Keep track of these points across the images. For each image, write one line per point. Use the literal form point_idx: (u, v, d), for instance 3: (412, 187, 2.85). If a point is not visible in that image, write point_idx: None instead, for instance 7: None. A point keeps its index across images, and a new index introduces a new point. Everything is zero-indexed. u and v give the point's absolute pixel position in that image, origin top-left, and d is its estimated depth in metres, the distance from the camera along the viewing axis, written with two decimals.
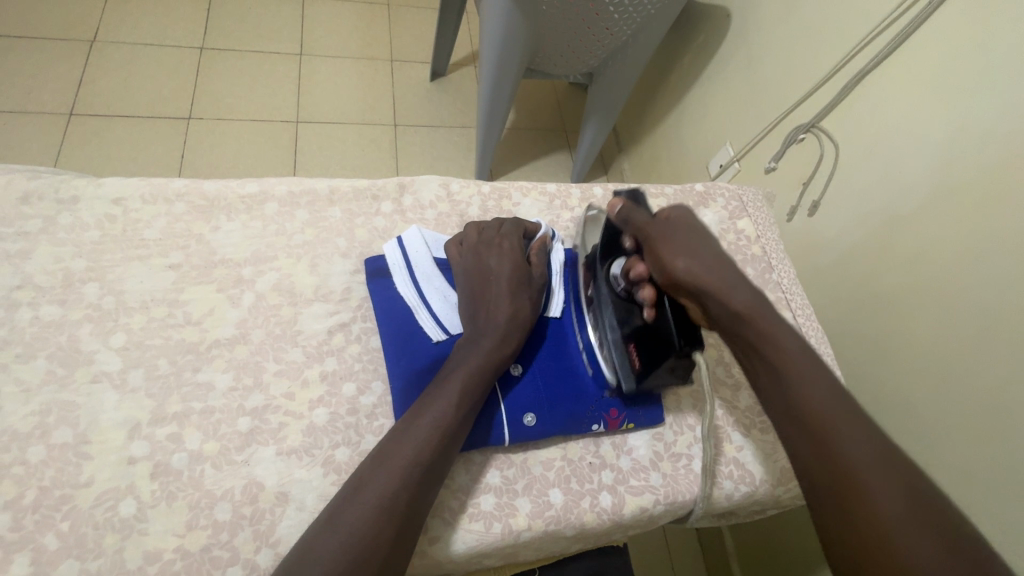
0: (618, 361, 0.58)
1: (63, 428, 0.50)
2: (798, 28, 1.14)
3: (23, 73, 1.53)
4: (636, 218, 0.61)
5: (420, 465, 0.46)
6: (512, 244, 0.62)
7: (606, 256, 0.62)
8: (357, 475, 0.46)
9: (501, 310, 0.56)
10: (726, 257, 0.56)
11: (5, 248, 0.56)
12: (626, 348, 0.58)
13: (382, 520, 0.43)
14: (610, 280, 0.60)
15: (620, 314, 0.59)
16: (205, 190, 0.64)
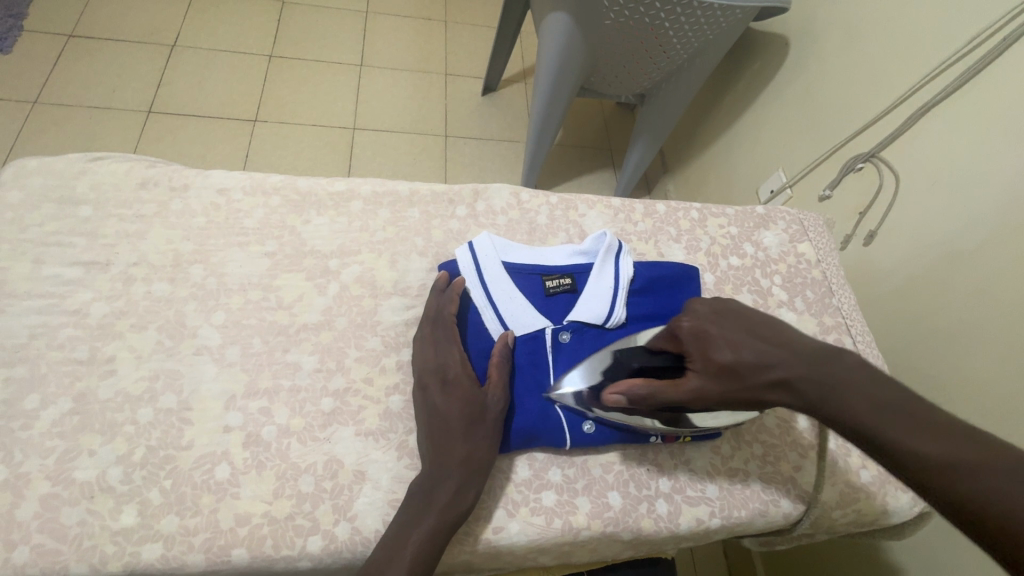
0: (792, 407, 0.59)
1: (168, 394, 0.54)
2: (861, 57, 1.14)
3: (110, 72, 1.65)
4: (657, 392, 0.52)
5: (438, 533, 0.49)
6: (445, 314, 0.60)
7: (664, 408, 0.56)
8: (405, 503, 0.51)
9: (458, 386, 0.55)
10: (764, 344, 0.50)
11: (123, 227, 0.62)
12: None
13: (431, 544, 0.48)
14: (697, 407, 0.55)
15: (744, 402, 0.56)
16: (299, 186, 0.69)
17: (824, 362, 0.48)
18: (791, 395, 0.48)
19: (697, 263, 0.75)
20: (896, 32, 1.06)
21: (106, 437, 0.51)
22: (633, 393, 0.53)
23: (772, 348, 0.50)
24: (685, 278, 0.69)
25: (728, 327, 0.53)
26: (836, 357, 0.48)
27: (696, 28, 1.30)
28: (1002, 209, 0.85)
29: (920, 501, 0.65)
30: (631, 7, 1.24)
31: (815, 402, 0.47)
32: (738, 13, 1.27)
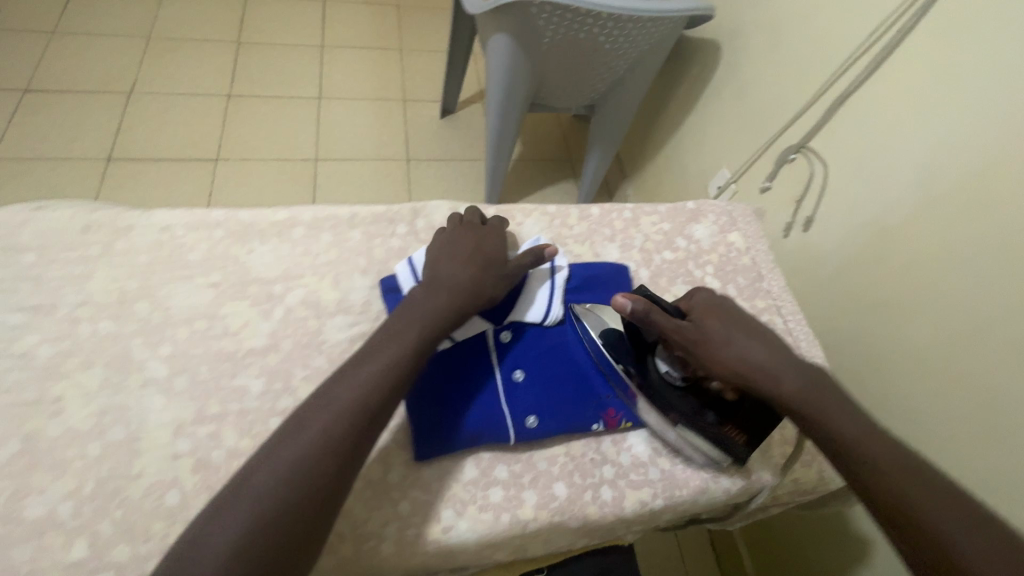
0: (717, 441, 0.60)
1: (117, 427, 0.56)
2: (782, 56, 1.22)
3: (68, 123, 1.67)
4: (655, 317, 0.58)
5: (325, 446, 0.46)
6: (471, 235, 0.67)
7: (641, 355, 0.61)
8: (297, 418, 0.48)
9: (443, 289, 0.59)
10: (771, 346, 0.58)
11: (68, 271, 0.64)
12: (726, 429, 0.59)
13: (319, 457, 0.46)
14: (664, 376, 0.60)
15: (693, 404, 0.59)
16: (241, 218, 0.71)
17: (816, 380, 0.55)
18: (766, 380, 0.55)
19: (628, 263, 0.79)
20: (809, 31, 1.14)
21: (56, 474, 0.53)
22: (638, 311, 0.59)
23: (763, 344, 0.58)
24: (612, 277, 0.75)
25: (735, 319, 0.60)
26: (824, 381, 0.55)
27: (631, 40, 1.37)
28: (917, 188, 0.91)
29: None
30: (566, 24, 1.30)
31: (787, 397, 0.54)
32: (668, 23, 1.34)
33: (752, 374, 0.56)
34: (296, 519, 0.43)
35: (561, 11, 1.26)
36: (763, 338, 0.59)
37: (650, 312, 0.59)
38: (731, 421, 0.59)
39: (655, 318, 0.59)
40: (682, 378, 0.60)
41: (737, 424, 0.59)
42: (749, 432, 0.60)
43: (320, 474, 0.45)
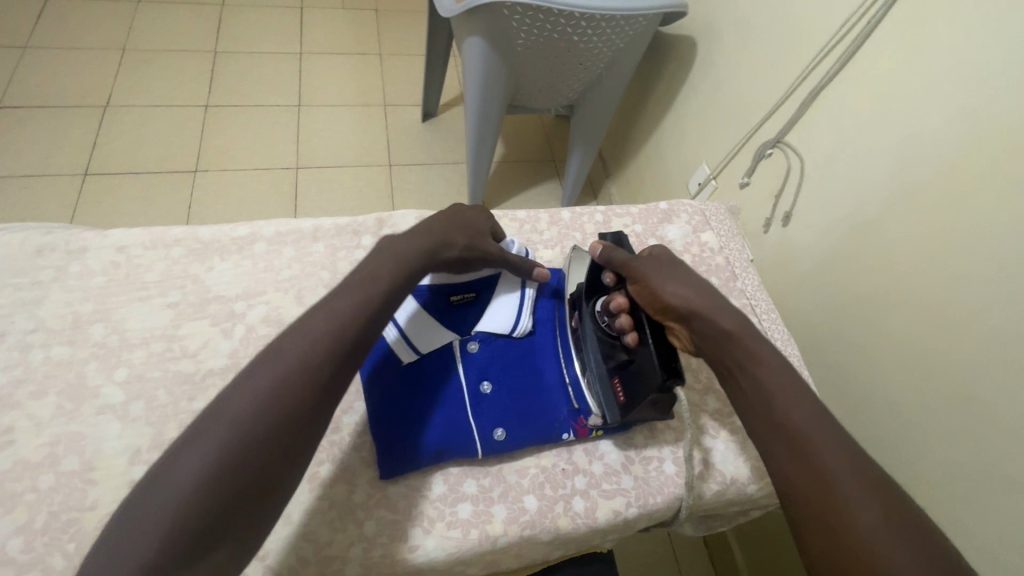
0: (603, 395, 0.61)
1: (71, 456, 0.54)
2: (756, 51, 1.21)
3: (42, 139, 1.65)
4: (618, 255, 0.66)
5: (300, 375, 0.46)
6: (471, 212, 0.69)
7: (589, 295, 0.67)
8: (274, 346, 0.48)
9: (421, 239, 0.61)
10: (712, 291, 0.63)
11: (20, 296, 0.62)
12: (613, 381, 0.61)
13: (294, 385, 0.45)
14: (595, 318, 0.66)
15: (604, 350, 0.63)
16: (201, 235, 0.70)
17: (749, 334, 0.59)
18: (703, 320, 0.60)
19: None
20: (781, 25, 1.13)
21: (6, 508, 0.51)
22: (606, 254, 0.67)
23: (711, 292, 0.63)
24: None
25: (685, 270, 0.65)
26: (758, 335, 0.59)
27: (605, 39, 1.36)
28: (891, 181, 0.90)
29: None
30: (539, 26, 1.29)
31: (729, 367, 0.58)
32: (641, 21, 1.33)
33: (691, 313, 0.61)
34: (262, 440, 0.43)
35: (533, 12, 1.25)
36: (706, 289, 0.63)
37: (612, 253, 0.67)
38: (619, 374, 0.62)
39: (617, 257, 0.67)
40: (610, 320, 0.65)
41: (625, 381, 0.61)
42: (632, 394, 0.60)
43: (286, 414, 0.44)
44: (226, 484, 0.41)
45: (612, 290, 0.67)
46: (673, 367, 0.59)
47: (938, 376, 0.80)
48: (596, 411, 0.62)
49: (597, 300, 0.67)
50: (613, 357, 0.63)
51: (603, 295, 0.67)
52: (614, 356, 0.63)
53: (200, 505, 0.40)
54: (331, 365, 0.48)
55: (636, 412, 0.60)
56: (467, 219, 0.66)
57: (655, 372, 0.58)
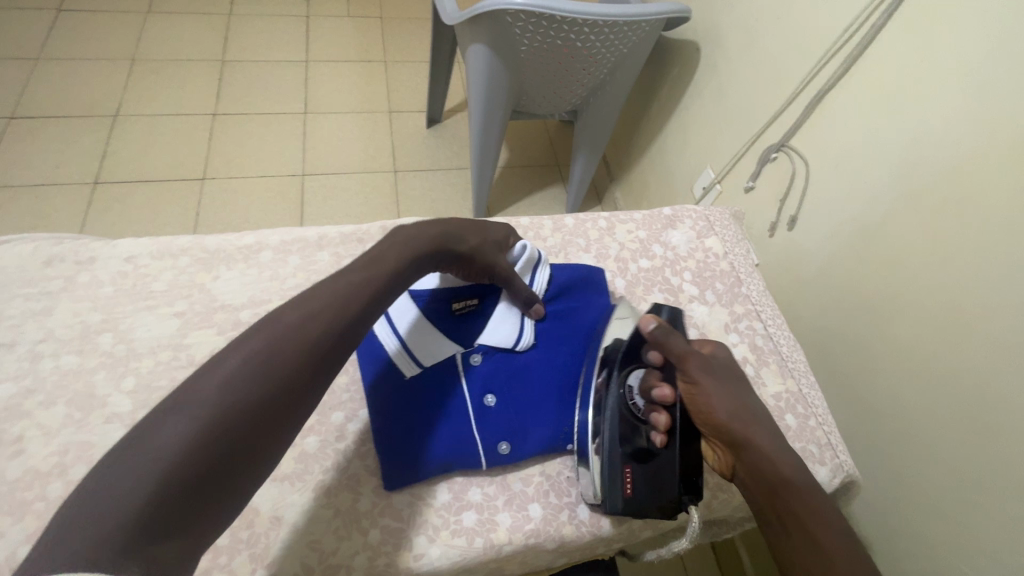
0: (608, 482, 0.57)
1: (79, 465, 0.55)
2: (759, 55, 1.21)
3: (53, 149, 1.67)
4: (676, 343, 0.59)
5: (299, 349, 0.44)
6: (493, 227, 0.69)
7: (625, 363, 0.62)
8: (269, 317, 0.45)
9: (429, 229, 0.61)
10: (770, 420, 0.56)
11: (30, 306, 0.63)
12: (622, 470, 0.58)
13: (292, 358, 0.43)
14: (625, 391, 0.61)
15: (624, 430, 0.59)
16: (207, 244, 0.71)
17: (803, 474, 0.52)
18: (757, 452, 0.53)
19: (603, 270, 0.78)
20: (784, 29, 1.13)
21: (16, 517, 0.52)
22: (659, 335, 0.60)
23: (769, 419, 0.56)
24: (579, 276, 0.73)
25: (745, 387, 0.59)
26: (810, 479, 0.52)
27: (608, 44, 1.36)
28: (898, 183, 0.89)
29: (839, 473, 0.68)
30: (542, 32, 1.30)
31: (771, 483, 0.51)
32: (644, 26, 1.34)
33: (745, 438, 0.54)
34: (256, 411, 0.40)
35: (536, 19, 1.26)
36: (767, 416, 0.57)
37: (669, 337, 0.60)
38: (632, 462, 0.58)
39: (674, 345, 0.60)
40: (640, 404, 0.60)
41: (639, 475, 0.58)
42: (640, 492, 0.57)
43: (279, 383, 0.42)
44: (209, 455, 0.37)
45: (651, 372, 0.62)
46: (693, 484, 0.58)
47: (946, 381, 0.79)
48: (594, 490, 0.58)
49: (632, 372, 0.62)
50: (630, 442, 0.59)
51: (639, 370, 0.62)
52: (634, 442, 0.59)
53: (179, 472, 0.36)
54: (330, 343, 0.46)
55: (639, 508, 0.57)
56: (483, 226, 0.67)
57: (674, 482, 0.57)
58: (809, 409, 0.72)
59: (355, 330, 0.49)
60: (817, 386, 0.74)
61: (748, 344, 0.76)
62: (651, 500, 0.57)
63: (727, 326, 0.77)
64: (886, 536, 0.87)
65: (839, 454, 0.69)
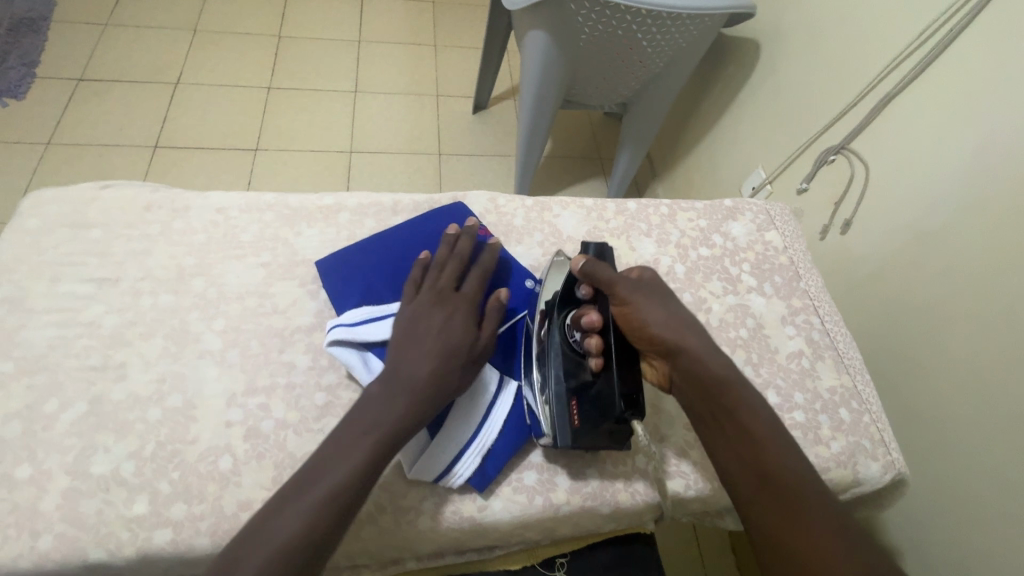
0: (558, 416, 0.58)
1: (175, 394, 0.59)
2: (824, 55, 1.19)
3: (119, 111, 1.75)
4: (602, 272, 0.61)
5: (354, 476, 0.48)
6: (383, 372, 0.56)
7: (562, 305, 0.63)
8: (324, 448, 0.51)
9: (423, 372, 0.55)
10: (699, 331, 0.61)
11: (131, 246, 0.68)
12: (569, 404, 0.58)
13: (346, 485, 0.48)
14: (564, 331, 0.61)
15: (568, 367, 0.59)
16: (291, 202, 0.74)
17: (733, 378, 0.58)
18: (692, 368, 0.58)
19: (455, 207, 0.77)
20: (854, 29, 1.11)
21: (119, 435, 0.56)
22: (588, 271, 0.61)
23: (700, 335, 0.61)
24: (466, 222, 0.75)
25: (672, 304, 0.62)
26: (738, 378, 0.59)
27: (669, 37, 1.36)
28: (963, 191, 0.88)
29: (890, 469, 0.68)
30: (604, 21, 1.30)
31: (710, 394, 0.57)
32: (707, 21, 1.33)
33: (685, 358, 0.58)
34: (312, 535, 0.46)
35: (599, 8, 1.27)
36: (695, 330, 0.61)
37: (596, 268, 0.61)
38: (577, 395, 0.58)
39: (601, 274, 0.61)
40: (578, 337, 0.60)
41: (585, 405, 0.58)
42: (589, 420, 0.57)
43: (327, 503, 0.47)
44: (331, 521, 0.46)
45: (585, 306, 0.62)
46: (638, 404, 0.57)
47: (997, 393, 0.78)
48: (546, 431, 0.58)
49: (568, 311, 0.62)
50: (575, 377, 0.59)
51: (575, 308, 0.63)
52: (577, 376, 0.59)
53: None
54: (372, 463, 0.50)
55: (591, 437, 0.57)
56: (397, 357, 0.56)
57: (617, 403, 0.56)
58: (864, 405, 0.72)
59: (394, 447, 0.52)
60: (872, 385, 0.75)
61: (805, 339, 0.77)
62: (601, 426, 0.57)
63: (784, 319, 0.78)
64: (921, 543, 0.87)
65: (891, 451, 0.69)
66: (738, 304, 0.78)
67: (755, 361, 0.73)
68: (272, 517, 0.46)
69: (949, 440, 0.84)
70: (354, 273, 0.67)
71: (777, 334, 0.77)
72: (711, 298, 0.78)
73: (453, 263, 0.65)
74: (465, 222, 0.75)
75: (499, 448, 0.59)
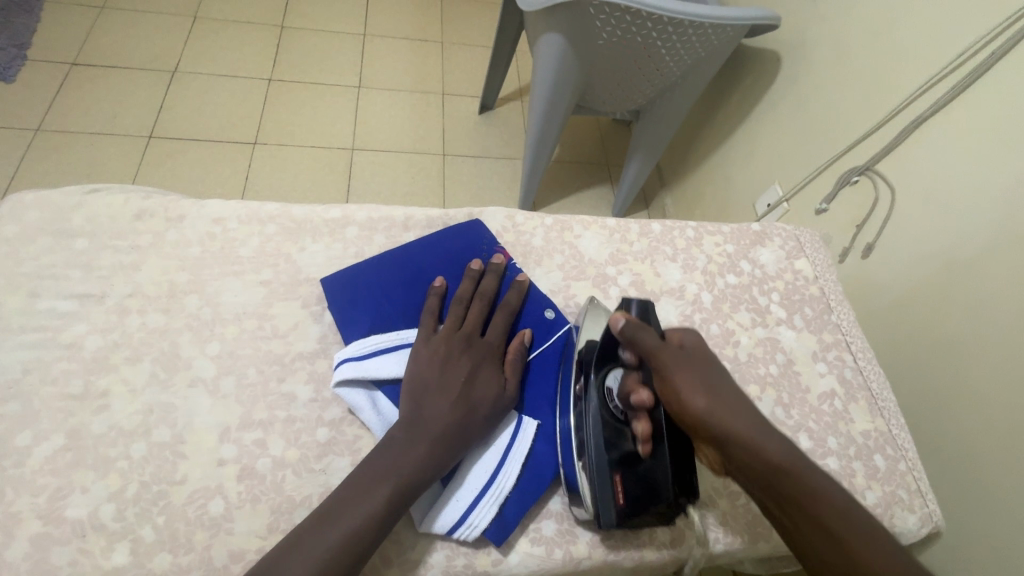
0: (601, 496, 0.52)
1: (162, 427, 0.54)
2: (851, 72, 1.14)
3: (111, 99, 1.67)
4: (644, 339, 0.54)
5: (351, 543, 0.45)
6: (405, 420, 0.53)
7: (601, 367, 0.56)
8: (323, 508, 0.47)
9: (445, 428, 0.52)
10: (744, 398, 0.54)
11: (119, 258, 0.62)
12: (613, 480, 0.53)
13: (342, 552, 0.45)
14: (604, 397, 0.55)
15: (610, 437, 0.54)
16: (295, 214, 0.69)
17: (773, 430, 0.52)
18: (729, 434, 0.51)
19: (473, 225, 0.72)
20: (885, 46, 1.06)
21: (99, 473, 0.51)
22: (627, 331, 0.55)
23: (740, 396, 0.54)
24: (483, 245, 0.70)
25: (713, 371, 0.55)
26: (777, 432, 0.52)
27: (689, 47, 1.31)
28: (999, 223, 0.83)
29: (927, 523, 0.64)
30: (623, 27, 1.25)
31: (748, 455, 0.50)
32: (729, 31, 1.28)
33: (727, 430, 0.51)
34: None
35: (619, 13, 1.21)
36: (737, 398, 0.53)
37: (637, 332, 0.54)
38: (621, 471, 0.53)
39: (643, 340, 0.54)
40: (623, 407, 0.55)
41: (629, 483, 0.53)
42: (635, 499, 0.52)
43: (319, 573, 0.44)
44: (337, 573, 0.44)
45: (629, 372, 0.56)
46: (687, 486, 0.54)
47: None
48: (586, 507, 0.53)
49: (608, 374, 0.56)
50: (617, 448, 0.53)
51: (616, 371, 0.57)
52: (621, 452, 0.53)
53: None
54: (372, 530, 0.46)
55: (634, 518, 0.53)
56: (419, 405, 0.54)
57: (667, 485, 0.53)
58: (899, 451, 0.68)
59: (396, 510, 0.48)
60: (906, 429, 0.70)
61: (836, 377, 0.72)
62: (646, 505, 0.53)
63: (815, 355, 0.74)
64: None
65: (928, 503, 0.65)
66: (767, 338, 0.74)
67: (786, 401, 0.69)
68: (277, 566, 0.44)
69: (977, 485, 0.80)
70: (363, 294, 0.62)
71: (808, 371, 0.72)
72: (739, 330, 0.74)
73: (478, 301, 0.63)
74: (484, 245, 0.70)
75: (516, 497, 0.54)
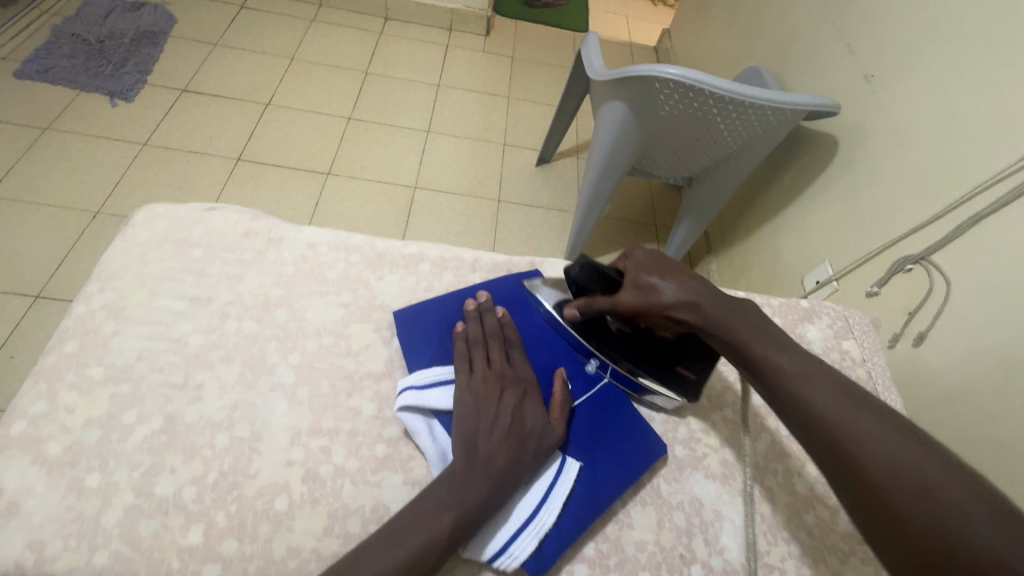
0: (678, 384, 0.67)
1: (244, 424, 0.60)
2: (903, 160, 1.15)
3: (211, 123, 1.87)
4: (597, 306, 0.66)
5: (413, 566, 0.48)
6: (461, 455, 0.56)
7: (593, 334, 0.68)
8: (386, 529, 0.51)
9: (498, 464, 0.55)
10: (691, 281, 0.63)
11: (226, 269, 0.71)
12: (676, 369, 0.67)
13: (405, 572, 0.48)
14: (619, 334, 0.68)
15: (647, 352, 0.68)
16: (377, 246, 0.77)
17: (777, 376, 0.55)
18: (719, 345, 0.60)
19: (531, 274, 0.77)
20: (936, 138, 1.07)
21: (186, 457, 0.57)
22: (584, 310, 0.67)
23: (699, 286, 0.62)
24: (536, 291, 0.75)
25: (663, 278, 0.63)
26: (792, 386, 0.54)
27: (748, 125, 1.36)
28: None
29: None
30: (686, 102, 1.31)
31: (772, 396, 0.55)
32: (790, 114, 1.33)
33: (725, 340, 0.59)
34: None
35: (683, 90, 1.27)
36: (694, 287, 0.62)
37: (591, 304, 0.67)
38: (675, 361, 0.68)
39: (597, 306, 0.66)
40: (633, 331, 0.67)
41: (685, 362, 0.68)
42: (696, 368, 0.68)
43: None
44: None
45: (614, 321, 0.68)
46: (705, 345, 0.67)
47: None
48: (676, 396, 0.68)
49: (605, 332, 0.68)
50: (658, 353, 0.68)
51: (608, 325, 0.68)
52: (657, 352, 0.68)
53: None
54: (435, 554, 0.49)
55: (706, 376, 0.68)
56: (472, 441, 0.57)
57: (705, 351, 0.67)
58: None
59: (451, 538, 0.51)
60: None
61: None
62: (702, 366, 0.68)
63: None
64: None
65: None
66: None
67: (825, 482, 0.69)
68: None
69: None
70: (429, 328, 0.68)
71: None
72: None
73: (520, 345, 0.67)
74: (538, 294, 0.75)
75: (554, 535, 0.56)
